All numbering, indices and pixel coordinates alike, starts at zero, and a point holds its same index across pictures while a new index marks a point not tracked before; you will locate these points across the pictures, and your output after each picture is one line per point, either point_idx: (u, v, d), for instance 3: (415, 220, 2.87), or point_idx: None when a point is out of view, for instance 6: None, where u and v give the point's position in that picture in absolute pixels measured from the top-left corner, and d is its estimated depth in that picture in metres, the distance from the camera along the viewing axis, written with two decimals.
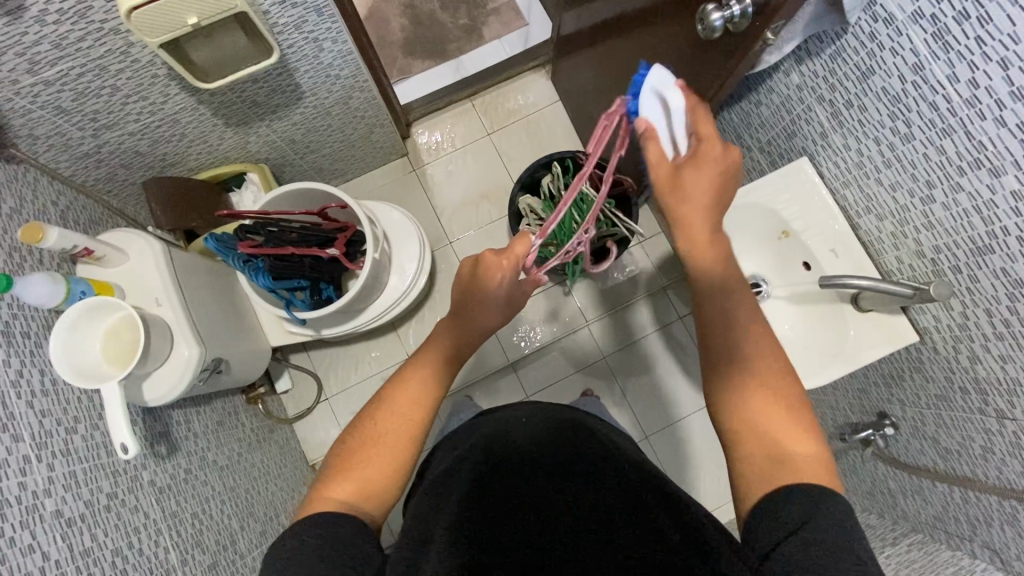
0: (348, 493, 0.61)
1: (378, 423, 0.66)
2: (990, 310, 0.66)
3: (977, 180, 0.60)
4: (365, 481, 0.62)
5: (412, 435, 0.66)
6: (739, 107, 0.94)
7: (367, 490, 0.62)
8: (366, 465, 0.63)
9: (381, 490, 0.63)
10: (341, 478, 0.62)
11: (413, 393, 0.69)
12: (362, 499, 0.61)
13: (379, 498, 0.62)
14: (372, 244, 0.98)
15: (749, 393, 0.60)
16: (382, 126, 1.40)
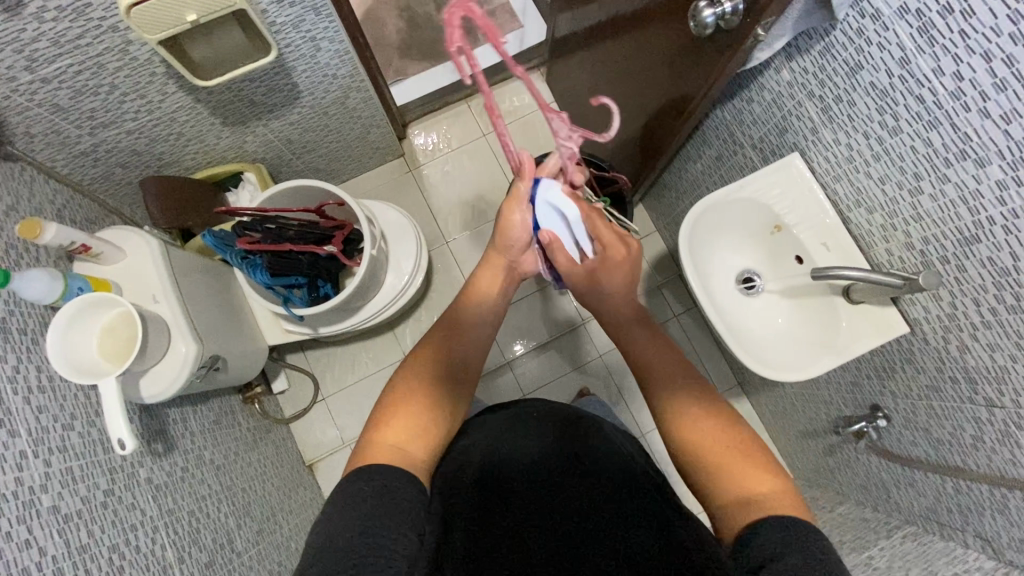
0: (400, 441, 0.62)
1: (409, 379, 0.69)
2: (978, 300, 0.68)
3: (963, 171, 0.62)
4: (411, 427, 0.64)
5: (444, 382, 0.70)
6: (731, 105, 0.96)
7: (415, 437, 0.63)
8: (406, 415, 0.65)
9: (429, 435, 0.65)
10: (387, 426, 0.64)
11: (446, 342, 0.75)
12: (410, 445, 0.62)
13: (424, 442, 0.64)
14: (369, 240, 0.99)
15: (703, 436, 0.65)
16: (378, 127, 1.41)
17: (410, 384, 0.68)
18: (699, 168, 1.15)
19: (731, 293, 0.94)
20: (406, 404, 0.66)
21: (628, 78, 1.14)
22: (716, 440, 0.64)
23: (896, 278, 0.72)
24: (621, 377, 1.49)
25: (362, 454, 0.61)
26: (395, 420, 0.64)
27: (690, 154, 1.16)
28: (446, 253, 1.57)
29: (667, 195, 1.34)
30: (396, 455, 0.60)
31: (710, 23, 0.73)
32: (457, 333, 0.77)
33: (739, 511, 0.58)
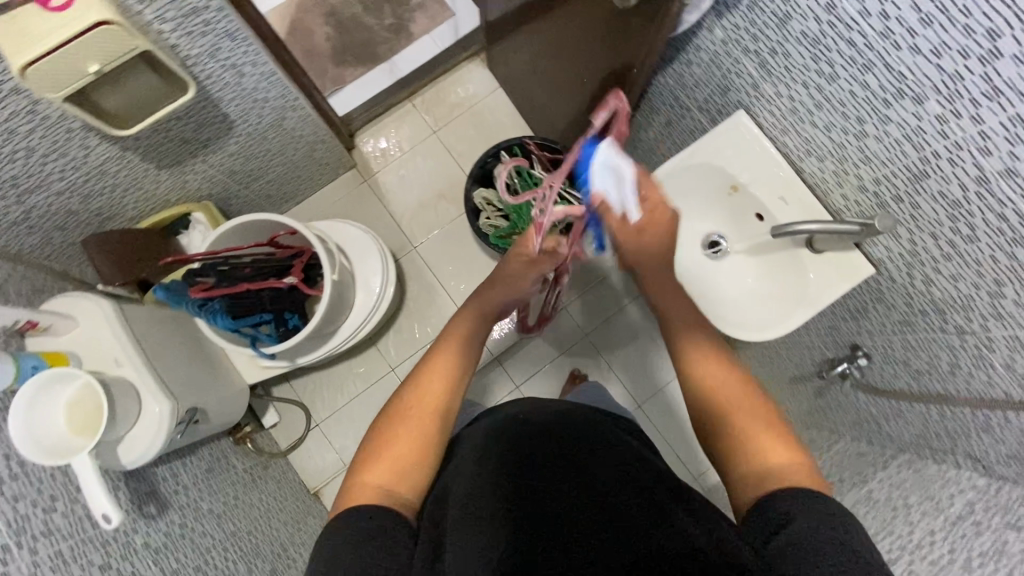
0: (383, 479, 0.64)
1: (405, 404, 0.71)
2: (935, 235, 0.67)
3: (903, 110, 0.61)
4: (398, 462, 0.65)
5: (435, 413, 0.70)
6: (672, 70, 0.94)
7: (399, 472, 0.65)
8: (396, 447, 0.66)
9: (416, 470, 0.66)
10: (376, 464, 0.65)
11: (443, 369, 0.75)
12: (397, 485, 0.64)
13: (411, 476, 0.65)
14: (329, 264, 0.96)
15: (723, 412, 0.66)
16: (323, 142, 1.37)
17: (404, 417, 0.69)
18: (652, 136, 1.14)
19: (697, 260, 0.94)
20: (394, 439, 0.67)
21: (567, 55, 1.11)
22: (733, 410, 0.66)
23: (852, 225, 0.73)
24: (610, 352, 1.50)
25: (349, 494, 0.63)
26: (384, 458, 0.66)
27: (641, 123, 1.14)
28: (417, 259, 1.54)
29: None
30: (382, 497, 0.62)
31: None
32: (451, 364, 0.76)
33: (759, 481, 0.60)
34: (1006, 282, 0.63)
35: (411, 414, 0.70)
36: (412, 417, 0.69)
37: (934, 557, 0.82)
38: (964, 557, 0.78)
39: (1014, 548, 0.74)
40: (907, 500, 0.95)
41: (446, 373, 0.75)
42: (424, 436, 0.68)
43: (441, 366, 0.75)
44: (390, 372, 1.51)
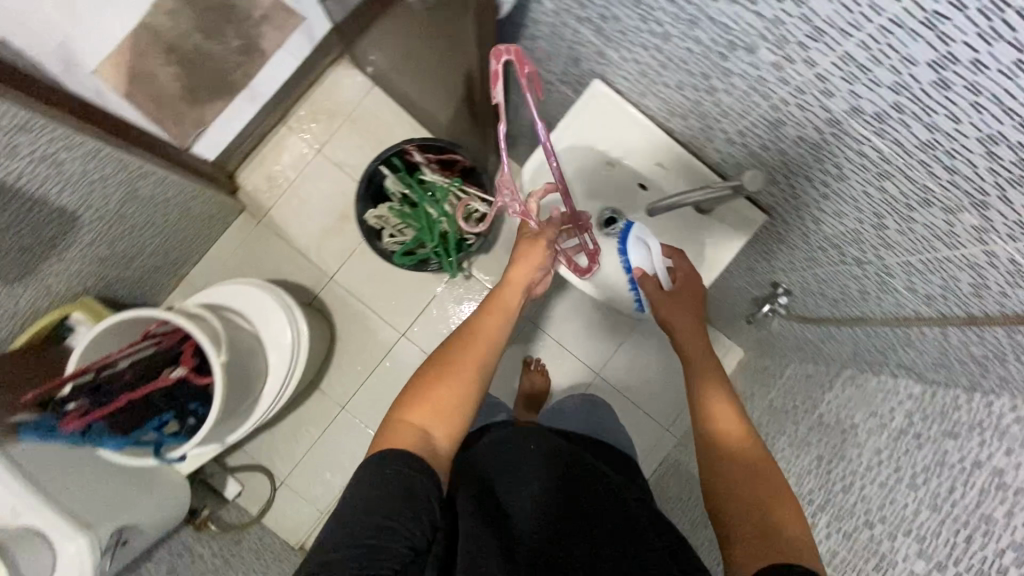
0: (425, 423, 0.71)
1: (456, 356, 0.77)
2: (808, 177, 0.64)
3: (740, 61, 0.55)
4: (438, 414, 0.72)
5: (474, 376, 0.76)
6: (523, 46, 0.86)
7: (440, 420, 0.72)
8: (440, 394, 0.73)
9: (451, 423, 0.72)
10: (419, 408, 0.72)
11: (489, 331, 0.79)
12: (434, 438, 0.70)
13: (447, 430, 0.72)
14: (214, 346, 0.88)
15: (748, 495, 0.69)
16: (196, 198, 1.27)
17: (448, 372, 0.75)
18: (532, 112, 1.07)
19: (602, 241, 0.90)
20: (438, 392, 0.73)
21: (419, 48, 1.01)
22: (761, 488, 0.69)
23: (723, 190, 0.66)
24: (555, 329, 1.48)
25: (389, 431, 0.70)
26: (427, 406, 0.72)
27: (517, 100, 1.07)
28: (338, 288, 1.48)
29: (522, 144, 1.26)
30: (420, 449, 0.68)
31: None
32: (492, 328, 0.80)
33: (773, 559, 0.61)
34: (886, 215, 0.59)
35: (452, 373, 0.75)
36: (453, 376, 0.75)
37: (883, 479, 0.83)
38: (909, 474, 0.79)
39: (952, 458, 0.75)
40: (854, 420, 0.96)
41: (487, 342, 0.79)
42: (461, 397, 0.74)
43: (484, 333, 0.79)
44: (343, 410, 1.46)
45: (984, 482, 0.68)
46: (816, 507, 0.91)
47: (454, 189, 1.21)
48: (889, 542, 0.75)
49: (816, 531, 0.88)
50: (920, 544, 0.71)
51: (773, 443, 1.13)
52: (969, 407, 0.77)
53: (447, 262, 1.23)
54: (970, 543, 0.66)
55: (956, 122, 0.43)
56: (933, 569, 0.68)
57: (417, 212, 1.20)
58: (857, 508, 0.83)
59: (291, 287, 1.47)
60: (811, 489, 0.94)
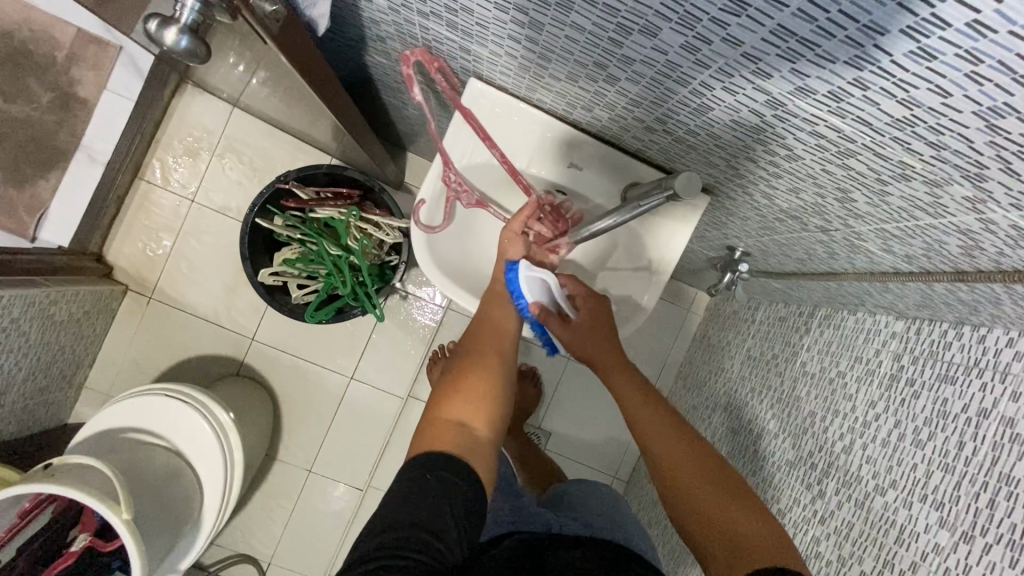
0: (464, 413, 0.59)
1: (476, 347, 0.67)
2: (752, 157, 0.51)
3: (639, 46, 0.41)
4: (476, 404, 0.60)
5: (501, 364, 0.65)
6: (374, 47, 0.69)
7: (480, 409, 0.60)
8: (473, 381, 0.62)
9: (492, 414, 0.60)
10: (453, 398, 0.60)
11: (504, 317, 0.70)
12: (478, 430, 0.58)
13: (489, 419, 0.60)
14: (112, 506, 0.72)
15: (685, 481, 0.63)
16: (54, 302, 1.06)
17: (470, 361, 0.64)
18: (416, 113, 0.90)
19: None
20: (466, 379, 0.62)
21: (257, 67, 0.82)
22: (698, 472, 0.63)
23: (653, 201, 0.53)
24: None
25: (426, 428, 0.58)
26: (461, 394, 0.60)
27: (395, 102, 0.90)
28: (265, 347, 1.31)
29: (420, 143, 1.09)
30: (461, 447, 0.56)
31: (191, 45, 0.46)
32: (504, 322, 0.70)
33: (737, 562, 0.56)
34: (852, 190, 0.48)
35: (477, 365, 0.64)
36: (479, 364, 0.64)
37: (884, 436, 0.76)
38: (912, 429, 0.73)
39: (953, 408, 0.68)
40: (840, 368, 0.90)
41: (503, 327, 0.69)
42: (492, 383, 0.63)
43: (499, 317, 0.70)
44: (310, 474, 1.33)
45: (994, 434, 0.62)
46: (820, 473, 0.84)
47: (353, 219, 1.03)
48: (905, 511, 0.69)
49: (825, 500, 0.82)
50: (940, 512, 0.65)
51: (758, 399, 1.07)
52: (960, 345, 0.70)
53: (368, 301, 1.08)
54: (993, 508, 0.59)
55: (944, 96, 0.31)
56: (958, 540, 0.62)
57: (321, 254, 1.03)
58: (864, 472, 0.78)
59: (211, 360, 1.30)
60: (810, 452, 0.88)
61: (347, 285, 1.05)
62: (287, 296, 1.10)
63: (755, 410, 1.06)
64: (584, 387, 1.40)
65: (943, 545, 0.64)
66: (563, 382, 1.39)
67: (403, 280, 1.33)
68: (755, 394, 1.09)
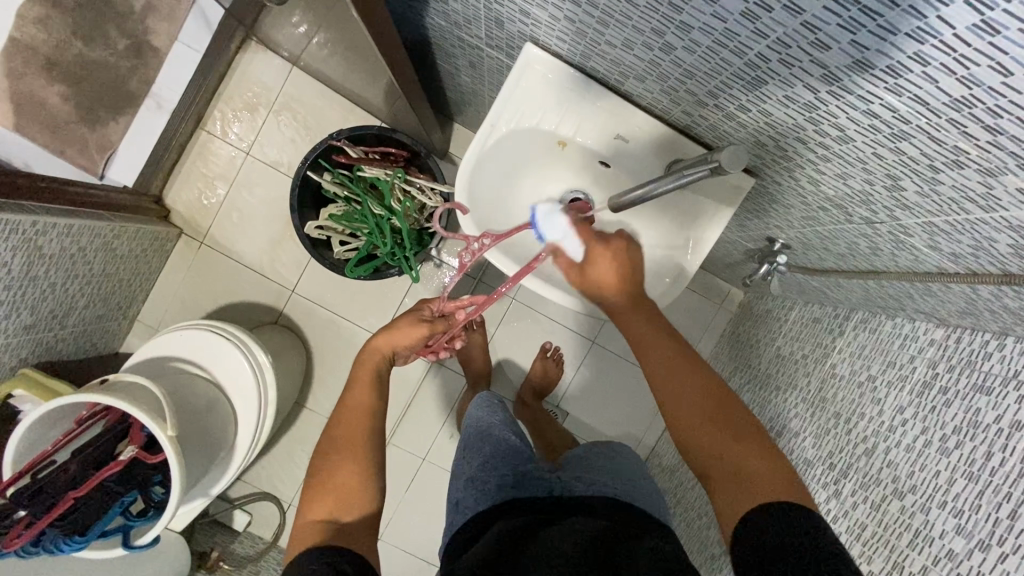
0: (329, 511, 0.64)
1: (334, 434, 0.72)
2: (801, 138, 0.51)
3: (699, 12, 0.42)
4: (346, 495, 0.66)
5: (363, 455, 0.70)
6: (435, 9, 0.72)
7: (344, 501, 0.65)
8: (338, 477, 0.67)
9: (362, 499, 0.66)
10: (316, 502, 0.65)
11: (362, 404, 0.74)
12: (348, 518, 0.64)
13: (359, 506, 0.66)
14: (158, 423, 0.78)
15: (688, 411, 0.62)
16: (117, 236, 1.14)
17: (334, 457, 0.69)
18: (469, 80, 0.92)
19: None
20: (334, 475, 0.67)
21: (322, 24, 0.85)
22: (711, 400, 0.62)
23: (698, 173, 0.54)
24: (543, 304, 1.38)
25: (299, 531, 0.63)
26: (325, 493, 0.66)
27: (449, 67, 0.92)
28: (303, 300, 1.37)
29: (468, 111, 1.11)
30: (332, 539, 0.61)
31: None
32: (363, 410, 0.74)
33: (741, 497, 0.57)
34: (903, 177, 0.48)
35: (338, 458, 0.69)
36: (343, 453, 0.69)
37: (910, 442, 0.75)
38: (939, 436, 0.71)
39: (985, 418, 0.66)
40: (871, 372, 0.88)
41: (364, 411, 0.74)
42: (356, 473, 0.68)
43: (355, 403, 0.75)
44: None
45: None
46: (837, 474, 0.84)
47: (397, 181, 1.06)
48: (922, 516, 0.69)
49: (841, 500, 0.81)
50: (958, 519, 0.64)
51: (783, 398, 1.06)
52: (1001, 356, 0.68)
53: (406, 263, 1.11)
54: (1014, 519, 0.59)
55: (1004, 75, 0.31)
56: (973, 548, 0.61)
57: (364, 213, 1.07)
58: (884, 476, 0.77)
59: (253, 307, 1.37)
60: (830, 452, 0.87)
61: (387, 245, 1.08)
62: (329, 251, 1.14)
63: (778, 408, 1.05)
64: (606, 371, 1.41)
65: (957, 551, 0.63)
66: (586, 365, 1.40)
67: (438, 248, 1.36)
68: (779, 393, 1.08)
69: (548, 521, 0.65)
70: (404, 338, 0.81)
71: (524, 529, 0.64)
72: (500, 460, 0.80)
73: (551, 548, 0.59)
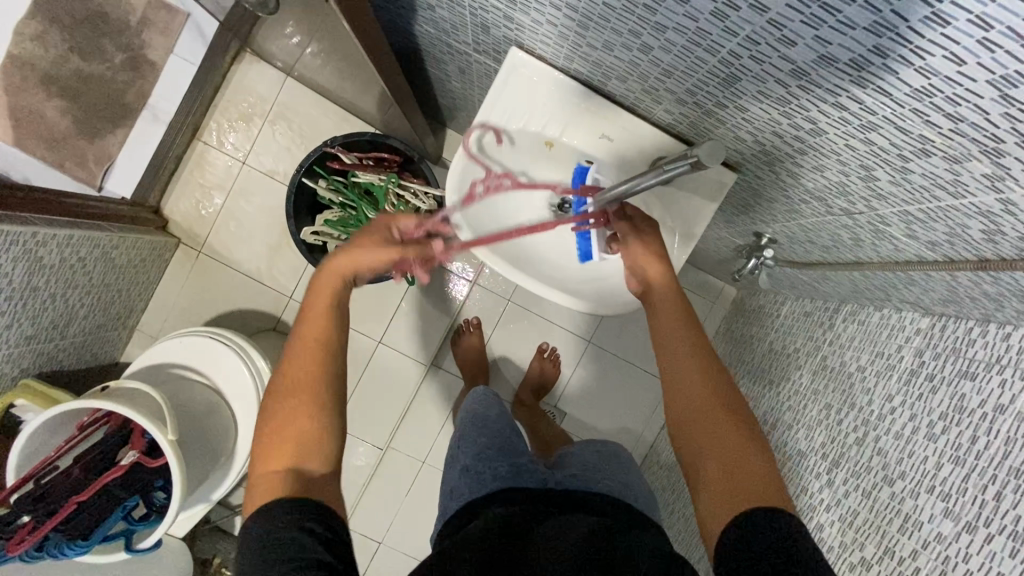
0: (288, 462, 0.60)
1: (288, 377, 0.65)
2: (777, 132, 0.53)
3: (672, 13, 0.43)
4: (303, 445, 0.61)
5: (321, 398, 0.64)
6: (423, 17, 0.74)
7: (303, 450, 0.61)
8: (292, 424, 0.62)
9: (322, 447, 0.62)
10: (273, 454, 0.61)
11: (318, 339, 0.66)
12: (311, 467, 0.61)
13: (323, 455, 0.62)
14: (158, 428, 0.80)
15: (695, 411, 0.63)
16: (116, 246, 1.15)
17: (287, 403, 0.63)
18: (458, 85, 0.93)
19: (553, 229, 0.83)
20: (289, 423, 0.62)
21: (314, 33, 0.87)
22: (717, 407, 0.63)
23: (679, 168, 0.55)
24: (539, 306, 1.39)
25: (259, 485, 0.60)
26: (283, 444, 0.61)
27: (439, 74, 0.94)
28: (300, 306, 1.38)
29: (459, 116, 1.12)
30: (297, 492, 0.58)
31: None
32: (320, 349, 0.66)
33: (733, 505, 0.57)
34: (875, 167, 0.49)
35: (293, 402, 0.63)
36: (298, 396, 0.64)
37: (899, 430, 0.76)
38: (926, 423, 0.72)
39: (971, 403, 0.67)
40: (861, 363, 0.89)
41: (320, 346, 0.66)
42: (313, 421, 0.63)
43: (311, 336, 0.67)
44: None
45: (1009, 429, 0.61)
46: (831, 464, 0.85)
47: (391, 186, 1.08)
48: (912, 501, 0.70)
49: (834, 489, 0.82)
50: (946, 502, 0.65)
51: (776, 391, 1.07)
52: (984, 342, 0.69)
53: None
54: (999, 500, 0.60)
55: (958, 64, 0.33)
56: (961, 530, 0.62)
57: (359, 219, 1.09)
58: (875, 464, 0.78)
59: (252, 315, 1.38)
60: (823, 443, 0.88)
61: None
62: (325, 256, 1.16)
63: (772, 402, 1.07)
64: (603, 370, 1.42)
65: (945, 535, 0.64)
66: (582, 364, 1.41)
67: None
68: (773, 387, 1.09)
69: (551, 514, 0.67)
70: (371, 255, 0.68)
71: (528, 518, 0.66)
72: (496, 453, 0.81)
73: (555, 537, 0.61)
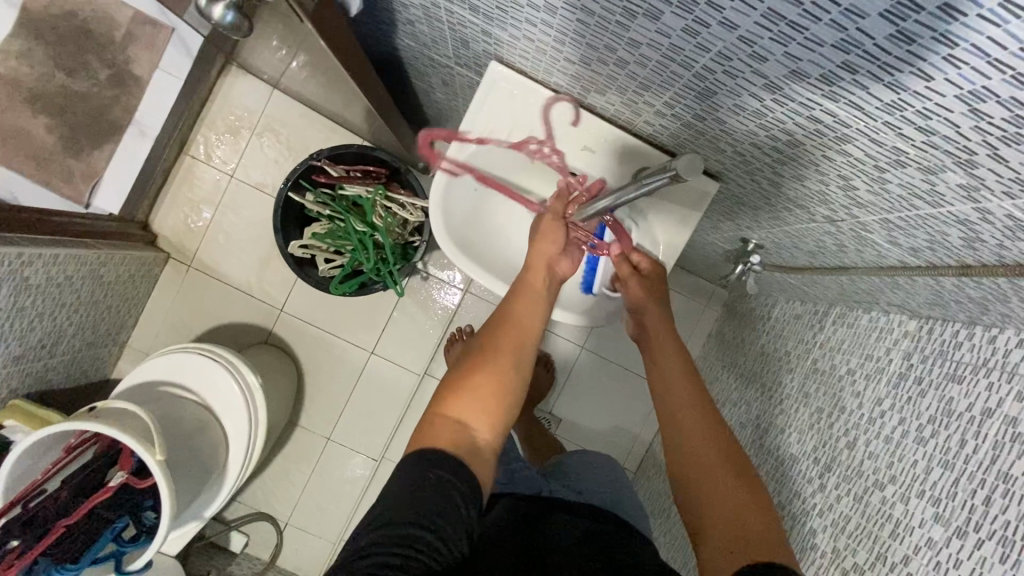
0: (467, 415, 0.58)
1: (490, 339, 0.63)
2: (756, 144, 0.53)
3: (645, 29, 0.44)
4: (480, 408, 0.59)
5: (515, 371, 0.61)
6: (404, 31, 0.73)
7: (490, 417, 0.59)
8: (481, 380, 0.60)
9: (494, 429, 0.59)
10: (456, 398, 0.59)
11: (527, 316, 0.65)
12: (479, 438, 0.58)
13: (495, 430, 0.59)
14: (147, 449, 0.79)
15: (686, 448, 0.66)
16: (104, 263, 1.15)
17: (484, 358, 0.61)
18: (442, 96, 0.93)
19: None
20: (478, 375, 0.60)
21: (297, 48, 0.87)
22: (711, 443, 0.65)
23: (659, 180, 0.55)
24: None
25: (424, 426, 0.58)
26: (472, 392, 0.59)
27: (423, 85, 0.94)
28: (291, 318, 1.38)
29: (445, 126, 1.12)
30: (453, 446, 0.56)
31: (234, 18, 0.62)
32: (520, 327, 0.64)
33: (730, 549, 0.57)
34: (853, 177, 0.49)
35: (490, 358, 0.61)
36: (492, 352, 0.62)
37: (889, 433, 0.76)
38: (916, 427, 0.72)
39: (959, 407, 0.67)
40: (850, 366, 0.89)
41: (528, 327, 0.65)
42: (501, 385, 0.60)
43: (528, 301, 0.66)
44: (328, 442, 1.39)
45: (996, 433, 0.61)
46: (823, 468, 0.85)
47: (378, 198, 1.08)
48: (902, 506, 0.70)
49: (826, 494, 0.82)
50: (937, 507, 0.65)
51: (768, 395, 1.07)
52: (971, 345, 0.69)
53: (390, 279, 1.13)
54: (988, 505, 0.60)
55: (926, 80, 0.33)
56: (951, 536, 0.62)
57: (347, 231, 1.09)
58: (866, 468, 0.78)
59: (243, 328, 1.37)
60: (815, 447, 0.88)
61: (370, 260, 1.09)
62: (314, 269, 1.15)
63: (765, 406, 1.07)
64: (596, 375, 1.42)
65: (936, 540, 0.64)
66: (576, 370, 1.41)
67: (425, 262, 1.37)
68: (765, 390, 1.09)
69: (545, 517, 0.67)
70: (549, 246, 0.68)
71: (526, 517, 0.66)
72: None
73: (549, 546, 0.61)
